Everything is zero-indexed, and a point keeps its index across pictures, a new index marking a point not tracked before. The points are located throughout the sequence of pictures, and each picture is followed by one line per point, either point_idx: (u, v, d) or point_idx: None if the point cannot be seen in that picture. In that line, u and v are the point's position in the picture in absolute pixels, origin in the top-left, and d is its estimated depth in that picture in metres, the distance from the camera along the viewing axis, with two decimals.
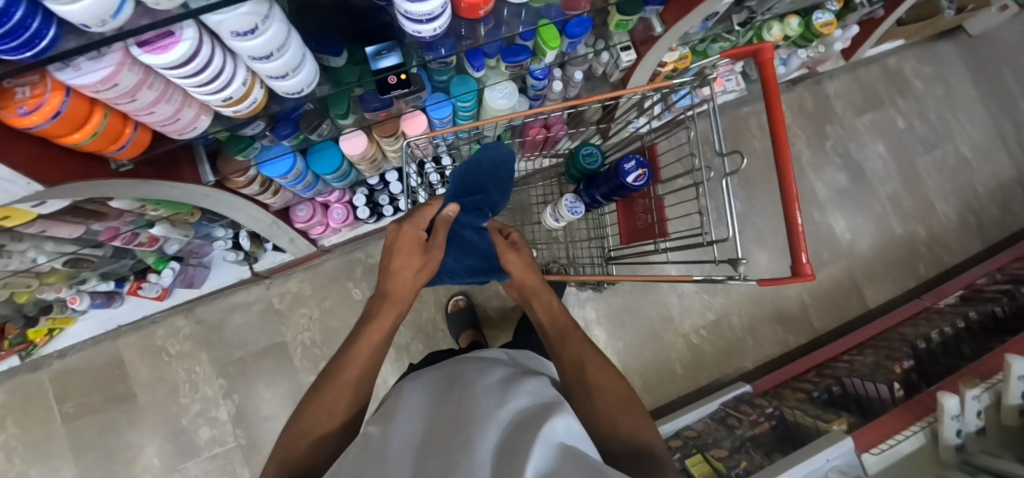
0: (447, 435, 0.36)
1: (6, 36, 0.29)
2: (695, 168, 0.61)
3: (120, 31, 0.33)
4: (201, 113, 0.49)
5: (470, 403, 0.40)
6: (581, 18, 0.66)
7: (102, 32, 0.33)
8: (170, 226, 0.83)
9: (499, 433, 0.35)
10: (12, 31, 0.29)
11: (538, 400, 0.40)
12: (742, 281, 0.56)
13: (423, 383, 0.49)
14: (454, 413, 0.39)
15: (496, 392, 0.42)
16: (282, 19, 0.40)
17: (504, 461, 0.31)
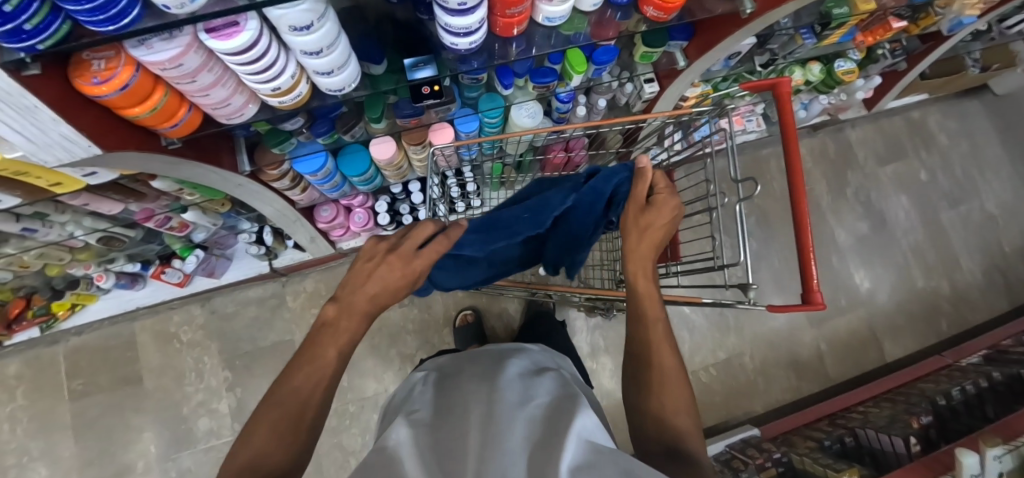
0: (477, 431, 0.40)
1: (96, 8, 0.34)
2: (709, 194, 0.62)
3: (192, 15, 0.37)
4: (250, 101, 0.53)
5: (495, 401, 0.45)
6: (608, 47, 0.69)
7: (177, 15, 0.37)
8: (201, 213, 0.87)
9: (526, 426, 0.40)
10: (102, 5, 0.34)
11: (553, 402, 0.46)
12: (751, 306, 0.57)
13: (445, 390, 0.54)
14: (481, 411, 0.44)
15: (518, 395, 0.47)
16: (335, 20, 0.44)
17: (538, 450, 0.35)
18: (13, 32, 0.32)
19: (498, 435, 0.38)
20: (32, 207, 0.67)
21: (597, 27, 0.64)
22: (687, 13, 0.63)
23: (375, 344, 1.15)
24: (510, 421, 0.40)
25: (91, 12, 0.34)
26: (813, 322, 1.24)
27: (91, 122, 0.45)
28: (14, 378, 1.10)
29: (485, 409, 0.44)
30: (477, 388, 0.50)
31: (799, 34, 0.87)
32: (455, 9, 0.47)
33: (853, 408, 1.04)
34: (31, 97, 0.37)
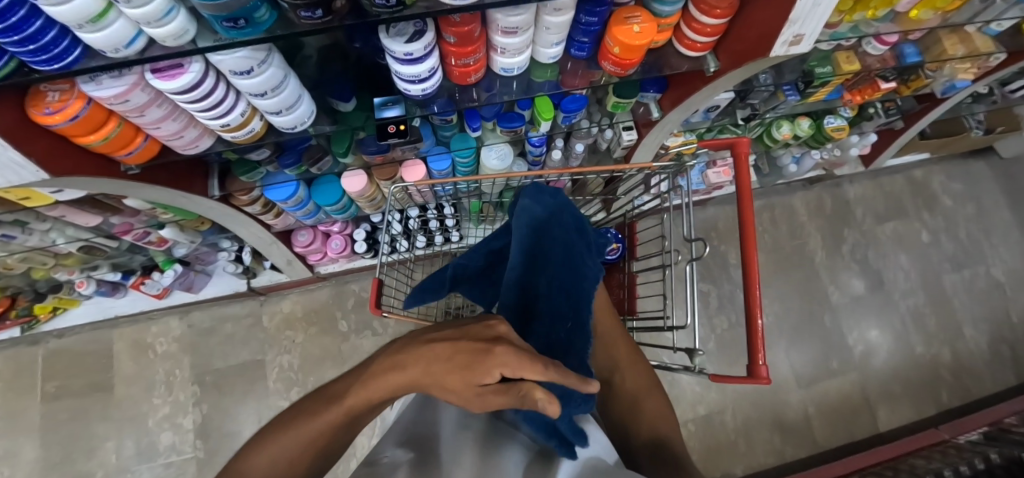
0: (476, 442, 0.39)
1: (38, 49, 0.36)
2: (665, 250, 0.61)
3: (132, 58, 0.40)
4: (204, 134, 0.55)
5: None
6: (576, 96, 0.69)
7: (120, 57, 0.39)
8: (178, 230, 0.89)
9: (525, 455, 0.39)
10: (43, 46, 0.36)
11: None
12: (697, 373, 0.55)
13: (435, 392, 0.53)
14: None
15: None
16: (280, 65, 0.46)
17: None
18: None
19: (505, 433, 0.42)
20: (11, 216, 0.71)
21: (566, 75, 0.64)
22: (651, 69, 0.63)
23: (345, 370, 1.14)
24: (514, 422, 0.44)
25: (33, 53, 0.36)
26: (801, 382, 1.19)
27: (45, 148, 0.47)
28: None
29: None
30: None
31: (781, 91, 0.86)
32: (403, 58, 0.49)
33: None
34: None
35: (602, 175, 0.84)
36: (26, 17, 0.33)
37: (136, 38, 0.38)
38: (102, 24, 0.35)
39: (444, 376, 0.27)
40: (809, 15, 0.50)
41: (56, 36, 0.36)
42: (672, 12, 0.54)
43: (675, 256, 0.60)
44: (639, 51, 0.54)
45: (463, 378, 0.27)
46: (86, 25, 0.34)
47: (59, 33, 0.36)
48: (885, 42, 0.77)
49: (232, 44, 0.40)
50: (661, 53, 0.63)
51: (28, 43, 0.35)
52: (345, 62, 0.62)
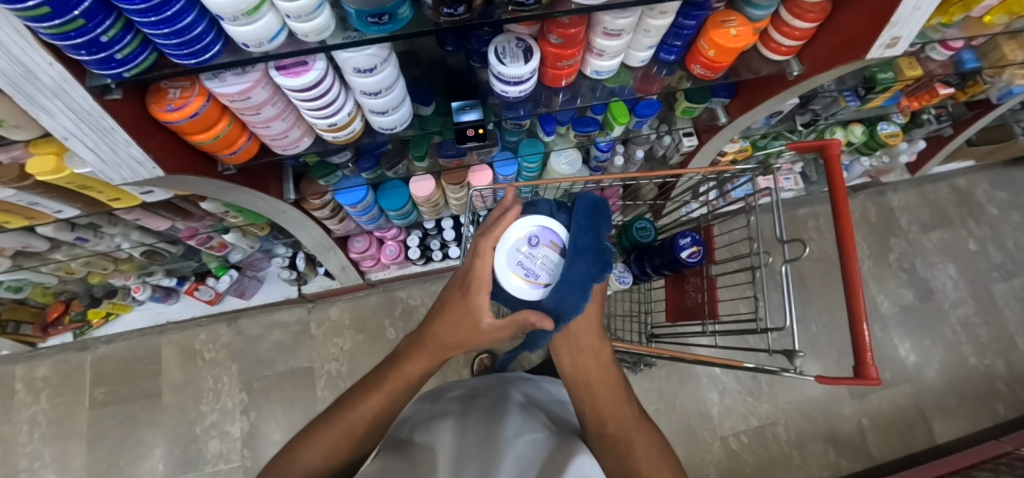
0: (477, 453, 0.44)
1: (182, 44, 0.37)
2: (752, 252, 0.61)
3: (267, 54, 0.40)
4: (305, 134, 0.55)
5: (498, 432, 0.48)
6: (651, 100, 0.70)
7: (253, 53, 0.40)
8: (241, 235, 0.90)
9: (518, 465, 0.43)
10: (188, 41, 0.37)
11: (546, 436, 0.50)
12: (797, 375, 0.54)
13: (446, 409, 0.56)
14: (479, 431, 0.48)
15: (515, 427, 0.49)
16: (395, 65, 0.47)
17: None
18: (104, 60, 0.35)
19: (497, 460, 0.42)
20: (88, 219, 0.71)
21: (642, 81, 0.65)
22: (732, 73, 0.64)
23: None
24: (507, 449, 0.44)
25: (176, 46, 0.37)
26: (855, 394, 1.16)
27: (159, 145, 0.48)
28: (41, 380, 1.12)
29: (484, 430, 0.48)
30: (478, 410, 0.54)
31: (842, 96, 0.86)
32: (510, 78, 0.52)
33: None
34: (107, 119, 0.40)
35: (662, 180, 0.86)
36: (181, 10, 0.34)
37: (278, 33, 0.38)
38: (255, 18, 0.35)
39: (454, 325, 0.46)
40: (909, 17, 0.49)
41: (203, 31, 0.37)
42: (763, 15, 0.55)
43: (765, 257, 0.59)
44: (733, 54, 0.55)
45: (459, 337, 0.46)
46: (241, 18, 0.35)
47: (206, 30, 0.37)
48: (950, 47, 0.77)
49: (363, 42, 0.41)
50: (744, 57, 0.64)
51: (175, 36, 0.35)
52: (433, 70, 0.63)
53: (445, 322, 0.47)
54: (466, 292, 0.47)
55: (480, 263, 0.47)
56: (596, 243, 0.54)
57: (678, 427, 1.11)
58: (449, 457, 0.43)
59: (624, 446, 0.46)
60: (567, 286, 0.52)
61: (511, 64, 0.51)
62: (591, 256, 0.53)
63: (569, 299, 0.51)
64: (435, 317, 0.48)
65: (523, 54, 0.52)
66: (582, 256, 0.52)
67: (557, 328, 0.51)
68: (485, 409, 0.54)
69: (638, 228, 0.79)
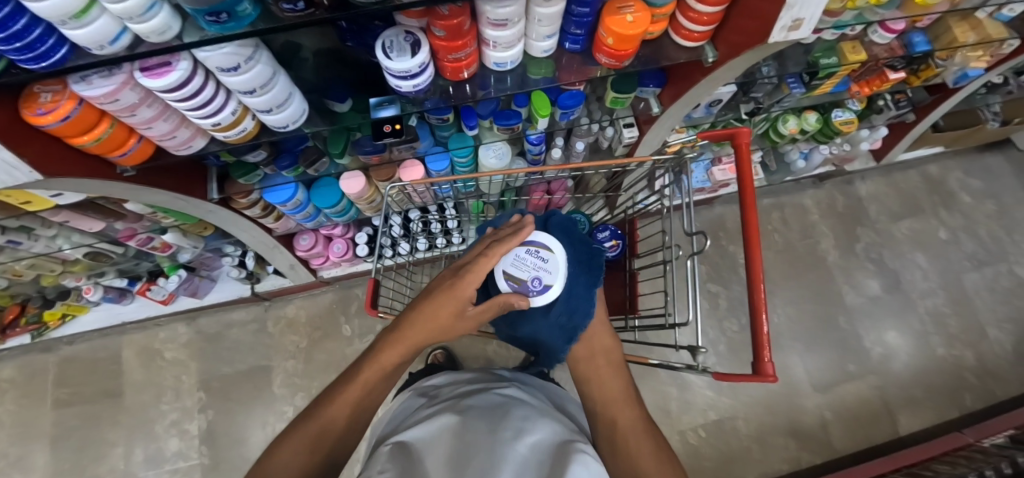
0: (474, 451, 0.41)
1: (23, 47, 0.36)
2: (665, 246, 0.59)
3: (118, 55, 0.40)
4: (196, 135, 0.55)
5: (498, 428, 0.45)
6: (573, 92, 0.69)
7: (104, 55, 0.39)
8: (182, 235, 0.90)
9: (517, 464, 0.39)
10: (29, 44, 0.36)
11: (553, 434, 0.46)
12: (700, 372, 0.52)
13: (446, 409, 0.53)
14: (476, 430, 0.45)
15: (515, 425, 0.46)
16: (267, 62, 0.46)
17: None
18: None
19: (492, 457, 0.39)
20: (16, 222, 0.72)
21: (561, 71, 0.63)
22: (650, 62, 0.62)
23: None
24: (507, 447, 0.41)
25: (19, 51, 0.36)
26: (817, 386, 1.15)
27: (38, 151, 0.46)
28: (5, 381, 1.14)
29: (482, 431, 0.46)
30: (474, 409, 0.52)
31: (785, 83, 0.83)
32: (399, 73, 0.51)
33: None
34: None
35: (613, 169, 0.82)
36: (10, 14, 0.33)
37: (121, 35, 0.38)
38: (85, 21, 0.34)
39: (441, 304, 0.47)
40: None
41: (43, 33, 0.36)
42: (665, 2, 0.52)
43: (676, 251, 0.58)
44: (633, 41, 0.53)
45: (437, 326, 0.48)
46: (70, 22, 0.34)
47: (48, 33, 0.36)
48: (892, 30, 0.74)
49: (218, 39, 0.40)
50: (660, 43, 0.62)
51: (14, 40, 0.34)
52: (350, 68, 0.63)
53: (429, 304, 0.47)
54: (459, 276, 0.49)
55: (485, 260, 0.50)
56: (589, 261, 0.58)
57: None
58: (444, 460, 0.40)
59: (623, 437, 0.46)
60: (572, 300, 0.55)
61: (398, 58, 0.50)
62: (587, 271, 0.58)
63: (580, 310, 0.55)
64: (426, 310, 0.47)
65: (411, 48, 0.50)
66: (582, 272, 0.57)
67: (571, 341, 0.54)
68: (486, 407, 0.51)
69: (572, 222, 0.79)
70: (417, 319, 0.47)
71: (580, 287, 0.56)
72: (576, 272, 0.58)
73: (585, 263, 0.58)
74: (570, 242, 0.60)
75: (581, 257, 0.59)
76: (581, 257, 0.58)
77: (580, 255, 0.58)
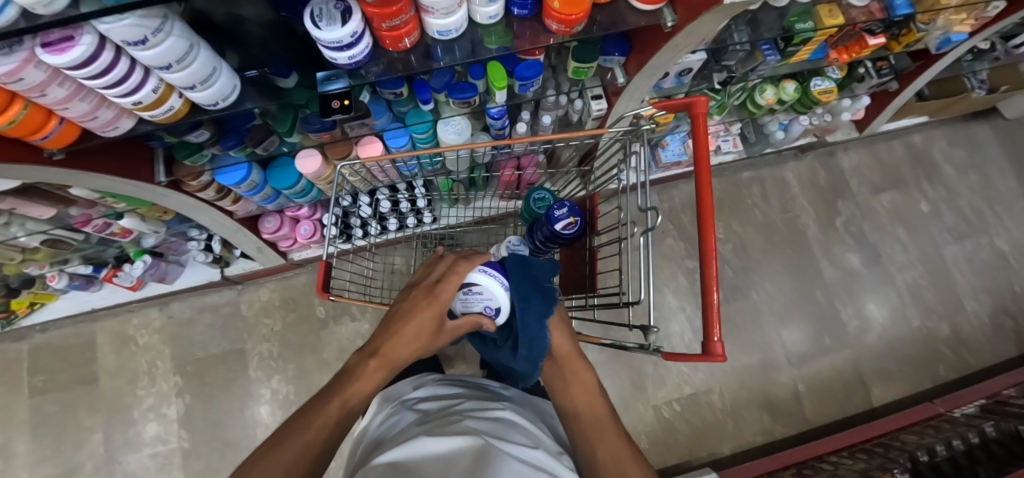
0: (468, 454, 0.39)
1: None
2: (622, 222, 0.58)
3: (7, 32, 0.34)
4: (121, 115, 0.52)
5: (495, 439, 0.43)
6: (531, 62, 0.65)
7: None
8: (140, 220, 0.88)
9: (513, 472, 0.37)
10: None
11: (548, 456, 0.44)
12: (651, 352, 0.51)
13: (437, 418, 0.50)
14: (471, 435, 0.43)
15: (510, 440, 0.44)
16: (181, 34, 0.43)
17: None
18: None
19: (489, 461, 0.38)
20: None
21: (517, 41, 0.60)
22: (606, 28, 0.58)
23: (323, 358, 1.15)
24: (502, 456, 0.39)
25: None
26: (792, 360, 1.16)
27: None
28: None
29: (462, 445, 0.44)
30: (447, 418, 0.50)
31: (758, 50, 0.80)
32: (330, 44, 0.48)
33: (824, 457, 0.96)
34: None
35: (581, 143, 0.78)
36: None
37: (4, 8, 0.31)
38: None
39: (420, 323, 0.47)
40: None
41: None
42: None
43: (631, 228, 0.56)
44: (580, 3, 0.50)
45: (417, 345, 0.47)
46: None
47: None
48: None
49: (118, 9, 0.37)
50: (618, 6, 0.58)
51: None
52: (288, 40, 0.59)
53: (413, 323, 0.47)
54: (433, 295, 0.49)
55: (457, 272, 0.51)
56: (540, 285, 0.56)
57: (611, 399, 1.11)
58: (437, 458, 0.38)
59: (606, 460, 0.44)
60: (528, 330, 0.53)
61: (328, 27, 0.47)
62: (541, 297, 0.54)
63: (538, 339, 0.53)
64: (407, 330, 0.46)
65: (341, 16, 0.47)
66: (533, 298, 0.54)
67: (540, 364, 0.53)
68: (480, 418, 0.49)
69: (536, 199, 0.77)
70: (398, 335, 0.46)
71: (536, 313, 0.53)
72: (528, 300, 0.54)
73: (535, 291, 0.55)
74: (518, 270, 0.56)
75: (529, 285, 0.55)
76: (529, 285, 0.55)
77: (527, 284, 0.55)
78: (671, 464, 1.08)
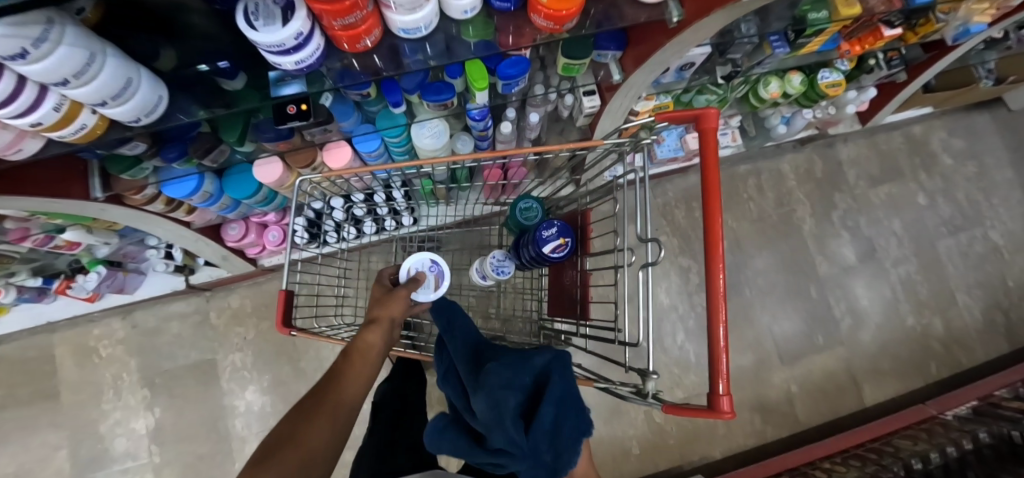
0: None
1: None
2: (617, 249, 0.52)
3: None
4: (22, 136, 0.42)
5: None
6: (515, 59, 0.57)
7: None
8: (86, 232, 0.79)
9: None
10: None
11: None
12: (648, 401, 0.46)
13: None
14: None
15: None
16: (76, 40, 0.34)
17: None
18: None
19: None
20: None
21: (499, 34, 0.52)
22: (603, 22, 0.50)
23: (301, 367, 1.09)
24: None
25: None
26: (785, 360, 1.14)
27: None
28: None
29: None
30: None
31: (767, 42, 0.73)
32: (274, 49, 0.40)
33: (817, 463, 0.95)
34: None
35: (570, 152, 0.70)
36: None
37: None
38: None
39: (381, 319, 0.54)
40: None
41: None
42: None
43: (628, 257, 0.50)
44: None
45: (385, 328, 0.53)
46: None
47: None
48: None
49: None
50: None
51: None
52: (234, 35, 0.48)
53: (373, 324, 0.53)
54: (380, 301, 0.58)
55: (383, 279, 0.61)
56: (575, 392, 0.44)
57: (601, 403, 1.08)
58: None
59: None
60: (559, 440, 0.40)
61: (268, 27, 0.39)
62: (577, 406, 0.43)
63: (567, 452, 0.41)
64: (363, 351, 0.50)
65: (283, 15, 0.39)
66: (569, 403, 0.43)
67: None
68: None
69: (522, 209, 0.71)
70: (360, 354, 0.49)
71: (572, 423, 0.42)
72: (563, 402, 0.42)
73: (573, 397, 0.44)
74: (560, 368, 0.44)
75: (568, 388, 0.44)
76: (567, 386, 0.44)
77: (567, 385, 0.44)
78: (660, 469, 1.07)
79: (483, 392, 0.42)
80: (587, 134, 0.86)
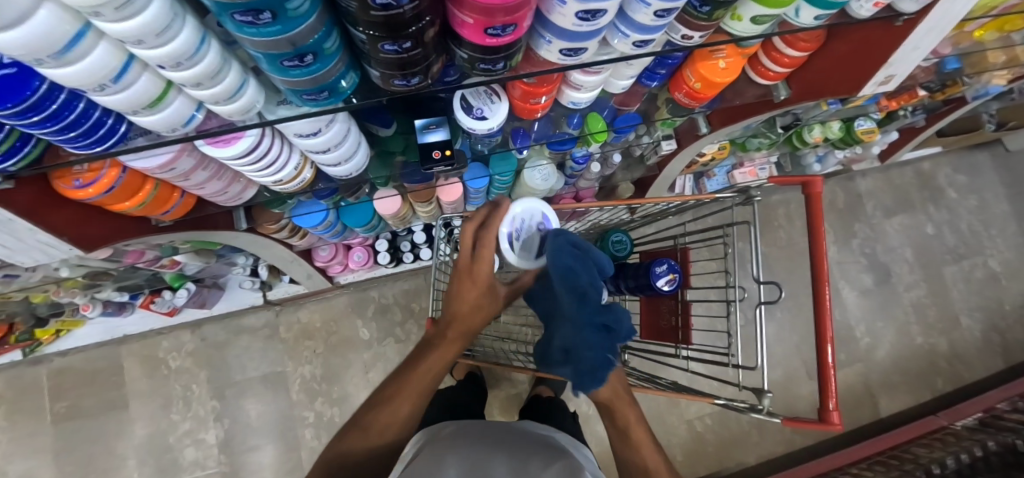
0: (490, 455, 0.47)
1: (64, 124, 0.28)
2: (729, 285, 0.61)
3: (225, 113, 0.31)
4: (248, 186, 0.49)
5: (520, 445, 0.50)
6: (630, 116, 0.66)
7: (229, 115, 0.32)
8: (194, 253, 0.85)
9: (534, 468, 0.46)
10: (73, 120, 0.28)
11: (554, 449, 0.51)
12: (764, 415, 0.55)
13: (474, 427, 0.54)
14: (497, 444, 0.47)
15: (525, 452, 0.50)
16: (346, 119, 0.40)
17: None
18: None
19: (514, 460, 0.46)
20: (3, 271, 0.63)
21: (627, 98, 0.63)
22: (721, 98, 0.61)
23: (368, 379, 1.16)
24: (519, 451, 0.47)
25: (62, 132, 0.28)
26: (810, 374, 1.25)
27: (71, 219, 0.41)
28: None
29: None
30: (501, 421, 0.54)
31: (824, 101, 0.82)
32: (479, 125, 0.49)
33: (847, 469, 1.06)
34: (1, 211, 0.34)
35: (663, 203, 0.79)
36: (67, 101, 0.26)
37: (242, 86, 0.30)
38: (220, 78, 0.27)
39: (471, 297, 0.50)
40: (906, 56, 0.50)
41: (69, 96, 0.26)
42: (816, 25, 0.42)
43: (740, 292, 0.60)
44: (718, 87, 0.51)
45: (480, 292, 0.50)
46: (142, 111, 0.28)
47: (111, 122, 0.31)
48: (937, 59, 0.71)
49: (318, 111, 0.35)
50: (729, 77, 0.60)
51: (53, 123, 0.27)
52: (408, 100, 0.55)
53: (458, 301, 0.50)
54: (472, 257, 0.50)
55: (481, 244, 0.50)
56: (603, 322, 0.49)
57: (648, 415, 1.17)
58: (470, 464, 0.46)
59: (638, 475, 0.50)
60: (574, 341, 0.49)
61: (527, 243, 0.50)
62: (601, 336, 0.48)
63: (581, 362, 0.48)
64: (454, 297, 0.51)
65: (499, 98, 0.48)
66: (591, 329, 0.48)
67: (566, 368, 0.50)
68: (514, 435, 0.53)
69: (614, 241, 0.80)
70: (423, 372, 0.50)
71: (592, 348, 0.48)
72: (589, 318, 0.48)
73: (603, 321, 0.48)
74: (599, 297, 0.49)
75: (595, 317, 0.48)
76: (603, 314, 0.49)
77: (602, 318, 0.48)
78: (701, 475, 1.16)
79: (556, 234, 0.50)
80: (654, 171, 0.96)
